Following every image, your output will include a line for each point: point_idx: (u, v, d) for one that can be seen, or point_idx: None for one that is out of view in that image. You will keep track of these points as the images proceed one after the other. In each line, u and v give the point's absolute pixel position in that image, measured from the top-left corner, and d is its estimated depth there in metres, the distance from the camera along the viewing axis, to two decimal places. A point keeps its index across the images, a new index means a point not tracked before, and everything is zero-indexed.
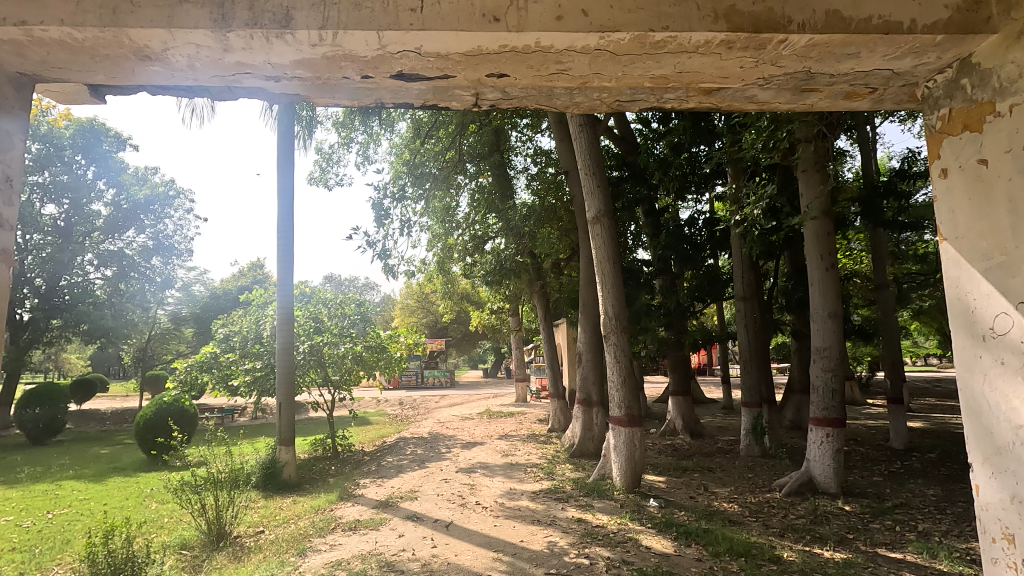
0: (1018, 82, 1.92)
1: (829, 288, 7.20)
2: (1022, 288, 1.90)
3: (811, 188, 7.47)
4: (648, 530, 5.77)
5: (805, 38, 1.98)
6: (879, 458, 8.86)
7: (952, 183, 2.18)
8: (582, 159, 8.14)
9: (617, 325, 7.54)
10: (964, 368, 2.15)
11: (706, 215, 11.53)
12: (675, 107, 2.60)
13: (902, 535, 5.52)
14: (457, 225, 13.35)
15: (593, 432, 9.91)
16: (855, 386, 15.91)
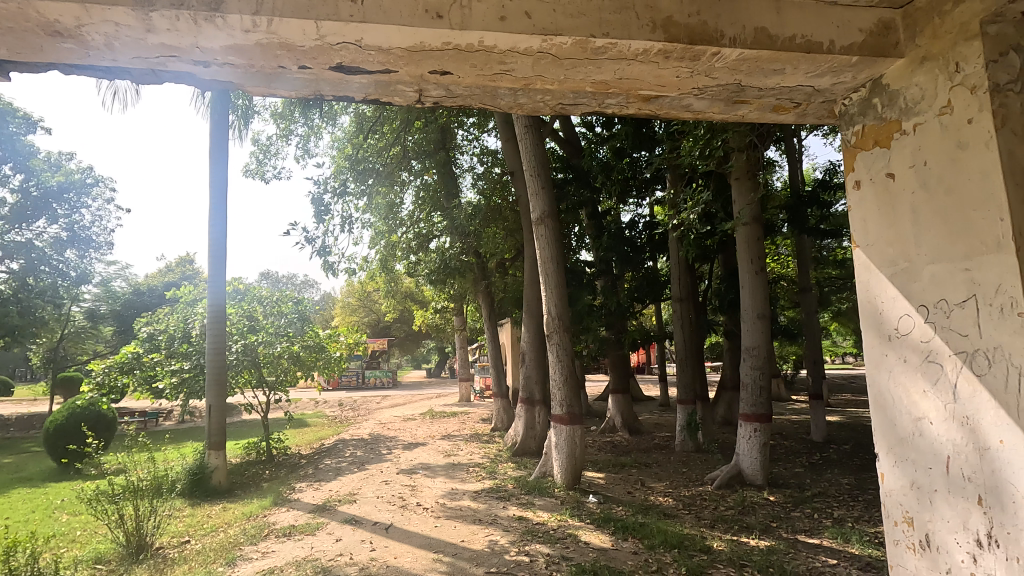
0: (920, 103, 2.10)
1: (759, 291, 7.60)
2: (922, 292, 2.09)
3: (743, 195, 7.86)
4: (587, 526, 5.89)
5: (735, 53, 2.08)
6: (801, 451, 9.43)
7: (864, 194, 2.36)
8: (528, 160, 8.18)
9: (560, 325, 7.66)
10: (872, 365, 2.33)
11: (646, 218, 11.90)
12: (616, 112, 2.67)
13: (820, 522, 5.91)
14: (401, 223, 13.16)
15: (536, 430, 10.01)
16: (781, 383, 16.89)
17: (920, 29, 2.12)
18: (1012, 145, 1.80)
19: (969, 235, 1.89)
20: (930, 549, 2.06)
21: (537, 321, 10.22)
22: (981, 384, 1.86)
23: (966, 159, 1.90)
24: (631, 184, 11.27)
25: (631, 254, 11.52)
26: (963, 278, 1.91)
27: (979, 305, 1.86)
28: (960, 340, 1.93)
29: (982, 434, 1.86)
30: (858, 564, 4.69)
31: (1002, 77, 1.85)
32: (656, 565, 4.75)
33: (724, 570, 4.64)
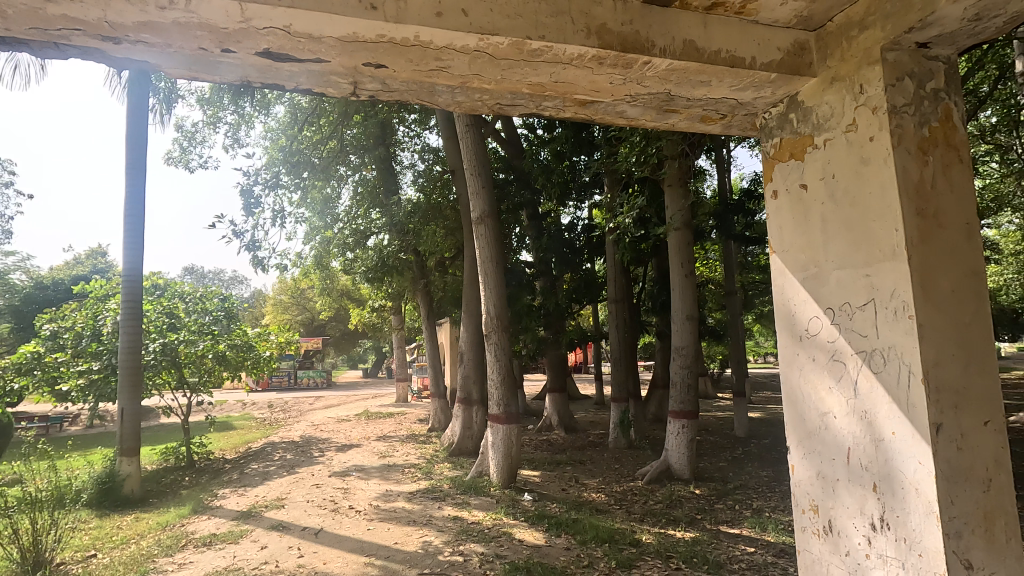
0: (830, 120, 2.27)
1: (688, 293, 7.94)
2: (830, 295, 2.25)
3: (675, 201, 8.18)
4: (521, 524, 5.95)
5: (665, 63, 2.16)
6: (725, 445, 9.93)
7: (781, 203, 2.52)
8: (470, 160, 8.15)
9: (499, 324, 7.68)
10: (784, 363, 2.49)
11: (584, 221, 12.14)
12: (553, 115, 2.70)
13: (740, 512, 6.25)
14: (337, 219, 12.81)
15: (473, 430, 10.00)
16: (708, 382, 17.73)
17: (830, 52, 2.28)
18: (906, 162, 1.98)
19: (869, 244, 2.06)
20: (832, 534, 2.22)
21: (477, 321, 10.20)
22: (877, 380, 2.03)
23: (868, 173, 2.07)
24: (570, 186, 11.47)
25: (570, 255, 11.69)
26: (863, 282, 2.08)
27: (877, 308, 2.03)
28: (860, 340, 2.10)
29: (877, 426, 2.03)
30: (773, 551, 4.99)
31: (898, 100, 2.03)
32: (588, 560, 4.86)
33: (652, 562, 4.81)
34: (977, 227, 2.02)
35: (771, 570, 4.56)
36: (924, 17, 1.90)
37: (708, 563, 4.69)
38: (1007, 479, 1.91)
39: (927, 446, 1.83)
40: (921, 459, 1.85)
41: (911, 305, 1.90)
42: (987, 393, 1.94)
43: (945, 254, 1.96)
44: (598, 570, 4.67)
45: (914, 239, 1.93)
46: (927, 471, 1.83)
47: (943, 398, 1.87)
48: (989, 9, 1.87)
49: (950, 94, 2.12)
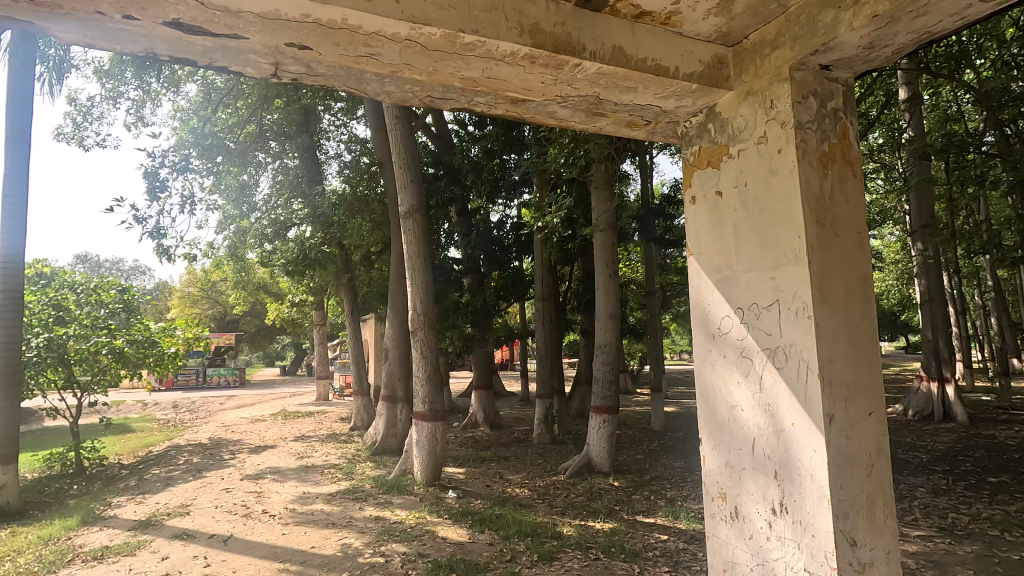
0: (743, 131, 2.41)
1: (612, 293, 8.20)
2: (740, 296, 2.40)
3: (600, 203, 8.42)
4: (445, 521, 5.91)
5: (595, 67, 2.21)
6: (643, 439, 10.37)
7: (698, 209, 2.65)
8: (399, 152, 7.97)
9: (426, 320, 7.56)
10: (698, 360, 2.63)
11: (514, 219, 12.23)
12: (485, 111, 2.69)
13: (655, 502, 6.56)
14: (254, 208, 12.13)
15: (397, 428, 9.82)
16: (628, 378, 18.47)
17: (745, 67, 2.43)
18: (808, 174, 2.15)
19: (775, 248, 2.22)
20: (738, 520, 2.37)
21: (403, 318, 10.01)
22: (780, 375, 2.19)
23: (776, 183, 2.22)
24: (500, 184, 11.52)
25: (499, 253, 11.80)
26: (770, 284, 2.24)
27: (781, 308, 2.19)
28: (766, 338, 2.26)
29: (779, 418, 2.19)
30: (685, 538, 5.27)
31: (803, 116, 2.20)
32: (511, 554, 4.91)
33: (573, 553, 4.94)
34: (866, 236, 2.23)
35: (682, 556, 4.81)
36: (827, 41, 2.07)
37: (625, 552, 4.89)
38: (887, 464, 2.12)
39: (820, 436, 2.00)
40: (815, 447, 2.02)
41: (810, 306, 2.06)
42: (872, 387, 2.14)
43: (839, 260, 2.15)
44: (520, 564, 4.72)
45: (813, 245, 2.09)
46: (819, 458, 2.00)
47: (835, 391, 2.05)
48: (881, 38, 2.06)
49: (846, 114, 2.32)
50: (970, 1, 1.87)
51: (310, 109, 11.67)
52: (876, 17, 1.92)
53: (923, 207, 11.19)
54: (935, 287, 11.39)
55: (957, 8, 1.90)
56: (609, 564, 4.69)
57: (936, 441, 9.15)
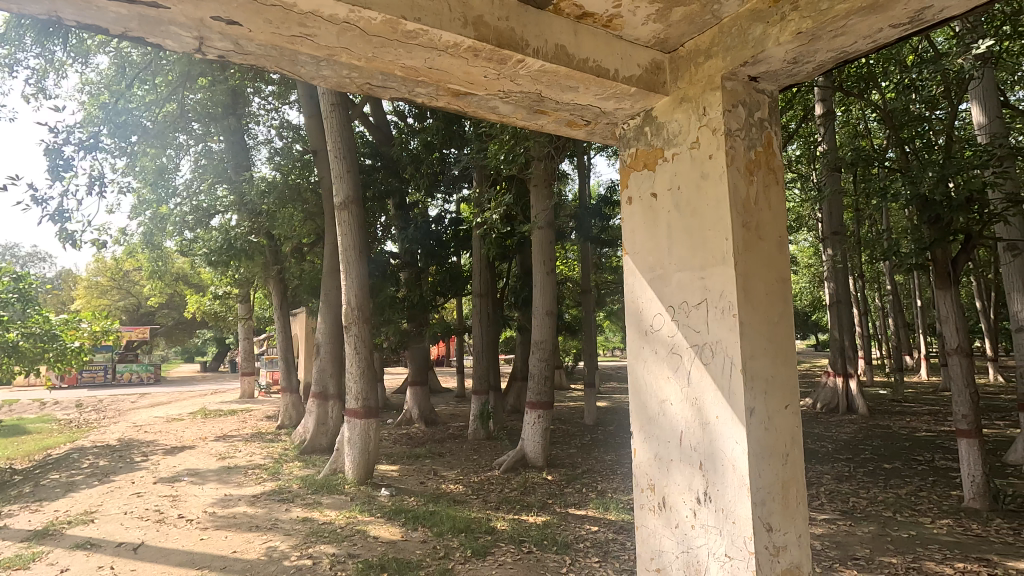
0: (678, 136, 2.50)
1: (549, 290, 8.31)
2: (672, 294, 2.49)
3: (540, 201, 8.48)
4: (377, 520, 5.79)
5: (538, 64, 2.22)
6: (576, 433, 10.61)
7: (633, 210, 2.73)
8: (335, 141, 7.70)
9: (360, 315, 7.35)
10: (631, 355, 2.70)
11: (452, 214, 12.13)
12: (425, 103, 2.64)
13: (587, 494, 6.73)
14: (174, 193, 11.36)
15: (327, 426, 9.50)
16: (562, 374, 18.83)
17: (680, 74, 2.52)
18: (736, 179, 2.26)
19: (705, 250, 2.32)
20: (665, 509, 2.47)
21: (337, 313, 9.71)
22: (706, 371, 2.29)
23: (707, 187, 2.32)
24: (439, 178, 11.40)
25: (437, 248, 11.67)
26: (700, 284, 2.33)
27: (709, 306, 2.29)
28: (694, 335, 2.36)
29: (704, 411, 2.29)
30: (614, 528, 5.44)
31: (732, 124, 2.31)
32: (444, 551, 4.87)
33: (506, 547, 4.98)
34: (785, 240, 2.38)
35: (612, 546, 4.97)
36: (756, 54, 2.19)
37: (557, 544, 4.98)
38: (800, 453, 2.27)
39: (742, 428, 2.12)
40: (737, 439, 2.14)
41: (735, 305, 2.17)
42: (789, 381, 2.29)
43: (762, 262, 2.28)
44: (453, 560, 4.70)
45: (739, 247, 2.21)
46: (741, 449, 2.12)
47: (756, 385, 2.17)
48: (804, 55, 2.20)
49: (771, 124, 2.46)
50: (881, 26, 2.03)
51: (238, 91, 11.08)
52: (800, 33, 2.05)
53: (834, 215, 12.08)
54: (842, 290, 12.34)
55: (870, 31, 2.06)
56: (541, 556, 4.77)
57: (840, 431, 9.95)
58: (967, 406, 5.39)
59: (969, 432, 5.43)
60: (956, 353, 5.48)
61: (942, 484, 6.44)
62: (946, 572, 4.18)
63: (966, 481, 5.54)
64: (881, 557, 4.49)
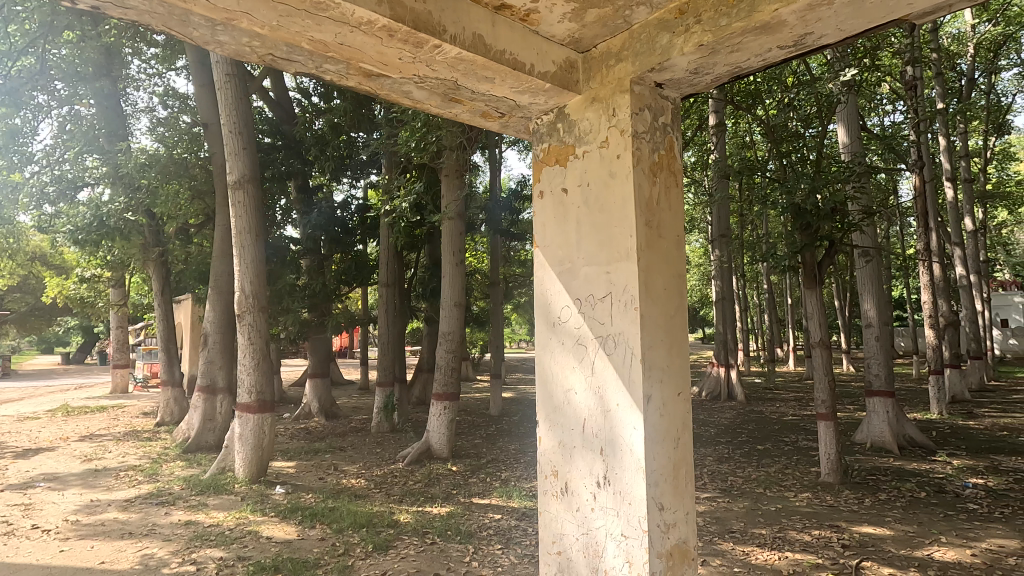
0: (588, 135, 2.59)
1: (457, 281, 8.27)
2: (579, 288, 2.57)
3: (451, 191, 8.40)
4: (270, 520, 5.48)
5: (455, 51, 2.18)
6: (481, 424, 10.71)
7: (545, 204, 2.79)
8: (230, 115, 7.10)
9: (256, 303, 6.88)
10: (539, 346, 2.77)
11: (359, 200, 11.70)
12: (334, 81, 2.52)
13: (491, 484, 6.83)
14: (31, 161, 9.98)
15: (215, 422, 8.82)
16: (469, 365, 18.92)
17: (593, 74, 2.60)
18: (641, 180, 2.38)
19: (611, 245, 2.42)
20: (567, 494, 2.56)
21: (227, 301, 9.02)
22: (609, 361, 2.40)
23: (614, 186, 2.43)
24: (346, 162, 10.97)
25: (342, 235, 11.21)
26: (606, 278, 2.43)
27: (613, 300, 2.40)
28: (599, 327, 2.46)
29: (606, 400, 2.41)
30: (517, 515, 5.56)
31: (639, 127, 2.42)
32: (344, 548, 4.73)
33: (409, 540, 4.93)
34: (683, 240, 2.54)
35: (514, 532, 5.09)
36: (663, 61, 2.31)
37: (461, 534, 5.00)
38: (690, 438, 2.45)
39: (640, 414, 2.25)
40: (636, 425, 2.26)
41: (637, 298, 2.29)
42: (683, 371, 2.45)
43: (662, 259, 2.42)
44: (354, 556, 4.57)
45: (642, 245, 2.33)
46: (639, 435, 2.25)
47: (653, 374, 2.31)
48: (704, 66, 2.35)
49: (673, 130, 2.61)
50: (770, 46, 2.21)
51: (113, 49, 9.89)
52: (701, 46, 2.19)
53: (721, 219, 13.13)
54: (727, 287, 13.48)
55: (761, 50, 2.24)
56: (445, 547, 4.77)
57: (722, 417, 10.89)
58: (826, 392, 6.09)
59: (826, 415, 6.16)
60: (819, 346, 6.18)
61: (804, 462, 7.27)
62: (804, 538, 4.72)
63: (822, 459, 6.28)
64: (753, 529, 4.99)
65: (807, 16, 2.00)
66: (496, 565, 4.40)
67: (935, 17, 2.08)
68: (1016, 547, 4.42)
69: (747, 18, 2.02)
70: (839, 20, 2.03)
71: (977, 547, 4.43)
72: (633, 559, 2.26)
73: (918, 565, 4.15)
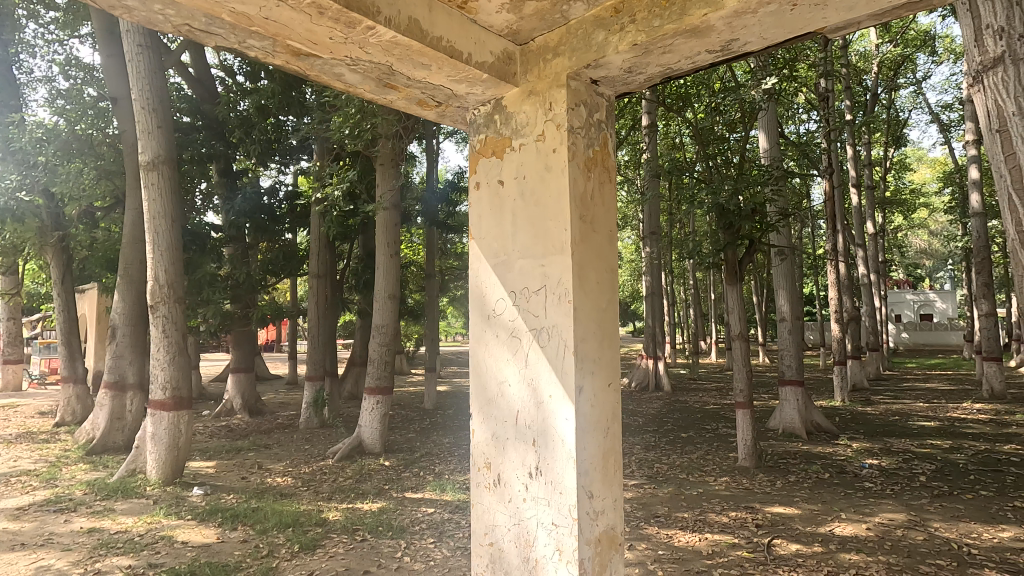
0: (525, 128, 2.59)
1: (392, 273, 8.09)
2: (514, 280, 2.58)
3: (385, 180, 8.19)
4: (186, 523, 5.15)
5: (389, 34, 2.11)
6: (415, 418, 10.57)
7: (480, 196, 2.77)
8: (142, 91, 6.52)
9: (172, 293, 6.43)
10: (473, 340, 2.75)
11: (288, 186, 11.17)
12: (258, 58, 2.37)
13: (424, 477, 6.76)
14: None
15: (124, 421, 8.17)
16: (403, 359, 18.63)
17: (530, 67, 2.60)
18: (576, 175, 2.42)
19: (546, 238, 2.44)
20: (500, 486, 2.57)
21: (138, 292, 8.38)
22: (542, 353, 2.43)
23: (549, 179, 2.45)
24: (273, 146, 10.43)
25: (269, 223, 10.67)
26: (541, 272, 2.45)
27: (547, 293, 2.42)
28: (533, 319, 2.48)
29: (538, 392, 2.43)
30: (450, 509, 5.54)
31: (574, 122, 2.46)
32: (267, 549, 4.53)
33: (337, 538, 4.79)
34: (614, 235, 2.60)
35: (447, 525, 5.07)
36: (598, 58, 2.34)
37: (392, 530, 4.93)
38: (619, 428, 2.52)
39: (571, 405, 2.29)
40: (567, 416, 2.31)
41: (570, 292, 2.33)
42: (613, 363, 2.51)
43: (595, 253, 2.47)
44: (279, 557, 4.39)
45: (576, 239, 2.37)
46: (570, 424, 2.29)
47: (585, 365, 2.36)
48: (637, 65, 2.41)
49: (607, 127, 2.66)
50: (699, 50, 2.30)
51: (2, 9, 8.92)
52: (635, 45, 2.24)
53: (652, 217, 13.61)
54: (656, 282, 14.04)
55: (690, 53, 2.32)
56: (376, 543, 4.68)
57: (649, 407, 11.33)
58: (744, 382, 6.48)
59: (744, 404, 6.55)
60: (739, 338, 6.55)
61: (723, 448, 7.69)
62: (723, 520, 5.00)
63: (739, 445, 6.68)
64: (677, 512, 5.24)
65: (733, 23, 2.08)
66: (429, 559, 4.36)
67: (845, 34, 2.24)
68: (903, 519, 4.89)
69: (678, 21, 2.08)
70: (761, 29, 2.14)
71: (872, 521, 4.87)
72: (563, 547, 2.30)
73: (822, 540, 4.50)
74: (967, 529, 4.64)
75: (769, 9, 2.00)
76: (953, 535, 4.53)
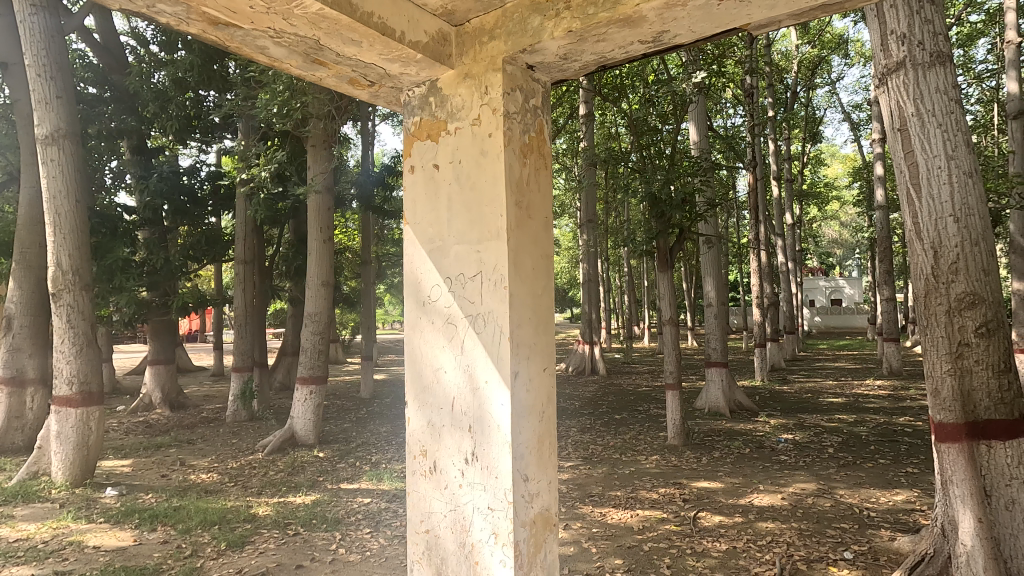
0: (460, 111, 2.55)
1: (325, 259, 7.78)
2: (449, 266, 2.55)
3: (317, 163, 7.87)
4: (98, 526, 4.80)
5: (315, 6, 1.99)
6: (350, 408, 10.31)
7: (415, 179, 2.71)
8: (35, 57, 5.84)
9: (77, 280, 5.91)
10: (408, 326, 2.71)
11: (210, 166, 10.51)
12: (170, 25, 2.19)
13: (360, 468, 6.63)
14: None
15: (24, 419, 7.43)
16: (338, 348, 18.13)
17: (465, 49, 2.55)
18: (512, 160, 2.41)
19: (481, 224, 2.42)
20: (436, 472, 2.56)
21: (38, 278, 7.71)
22: (478, 339, 2.42)
23: (485, 164, 2.42)
24: (192, 123, 9.69)
25: (188, 205, 10.14)
26: (476, 258, 2.44)
27: (482, 279, 2.41)
28: (469, 306, 2.46)
29: (474, 377, 2.43)
30: (386, 497, 5.48)
31: (510, 107, 2.44)
32: (191, 549, 4.30)
33: (268, 534, 4.62)
34: (551, 221, 2.61)
35: (384, 515, 5.01)
36: (533, 43, 2.33)
37: (326, 522, 4.81)
38: (554, 412, 2.55)
39: (507, 390, 2.30)
40: (502, 401, 2.32)
41: (506, 278, 2.33)
42: (549, 348, 2.54)
43: (530, 239, 2.47)
44: (203, 557, 4.18)
45: (511, 224, 2.36)
46: (506, 409, 2.30)
47: (521, 351, 2.37)
48: (572, 52, 2.43)
49: (543, 113, 2.66)
50: (632, 40, 2.34)
51: None
52: (570, 32, 2.25)
53: (589, 205, 13.91)
54: (593, 269, 14.35)
55: (623, 43, 2.36)
56: (309, 536, 4.55)
57: (585, 390, 11.61)
58: (673, 365, 6.77)
59: (673, 385, 6.84)
60: (669, 322, 6.83)
61: (654, 429, 8.02)
62: (652, 496, 5.24)
63: (669, 424, 6.98)
64: (609, 491, 5.43)
65: (664, 14, 2.13)
66: (365, 549, 4.30)
67: (766, 33, 2.35)
68: (813, 488, 5.31)
69: (612, 10, 2.10)
70: (690, 22, 2.20)
71: (786, 491, 5.25)
72: (499, 531, 2.32)
73: (742, 510, 4.80)
74: (867, 494, 5.10)
75: (698, 3, 2.05)
76: (855, 500, 4.97)
